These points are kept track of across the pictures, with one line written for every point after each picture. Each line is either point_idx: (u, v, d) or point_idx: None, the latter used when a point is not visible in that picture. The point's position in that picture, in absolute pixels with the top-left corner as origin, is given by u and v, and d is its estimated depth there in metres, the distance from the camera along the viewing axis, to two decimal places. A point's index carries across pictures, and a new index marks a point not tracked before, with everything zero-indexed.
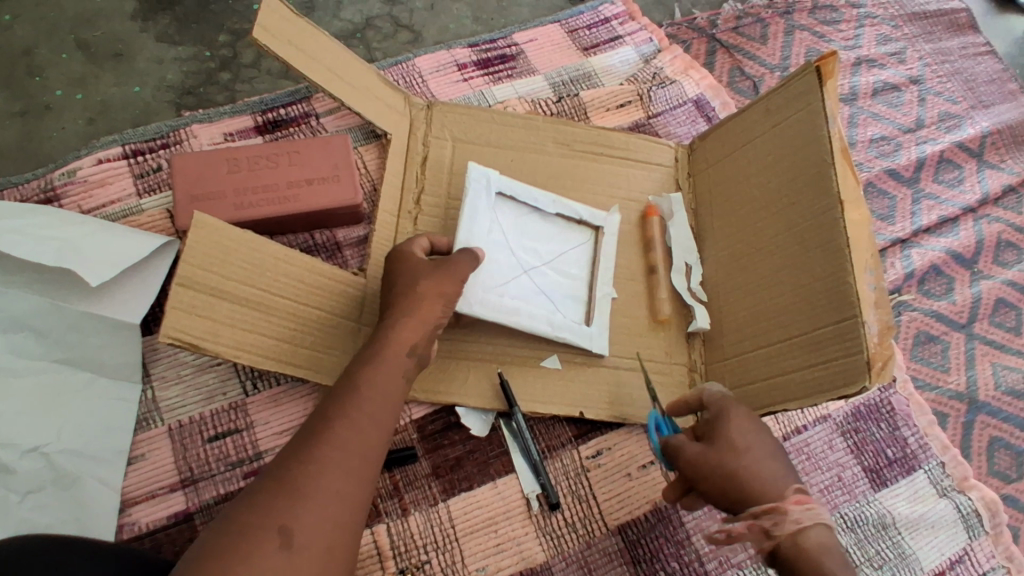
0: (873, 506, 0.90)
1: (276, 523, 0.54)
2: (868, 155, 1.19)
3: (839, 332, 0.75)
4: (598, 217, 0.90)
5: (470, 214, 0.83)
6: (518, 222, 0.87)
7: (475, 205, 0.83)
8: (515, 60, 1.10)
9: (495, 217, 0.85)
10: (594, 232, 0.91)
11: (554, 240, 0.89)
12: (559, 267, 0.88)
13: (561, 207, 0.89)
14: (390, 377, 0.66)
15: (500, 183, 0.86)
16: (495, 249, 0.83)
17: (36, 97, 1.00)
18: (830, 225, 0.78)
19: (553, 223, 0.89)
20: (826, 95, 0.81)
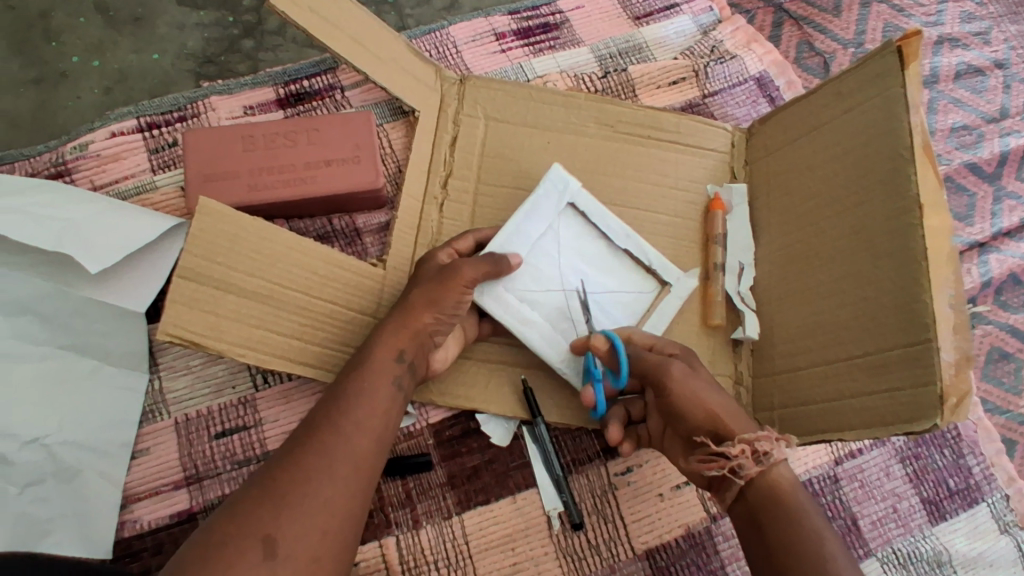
0: (930, 542, 0.81)
1: (253, 530, 0.50)
2: (946, 146, 1.06)
3: (907, 357, 0.65)
4: (670, 272, 0.82)
5: (531, 214, 0.78)
6: (578, 242, 0.81)
7: (539, 204, 0.79)
8: (558, 30, 1.00)
9: (555, 227, 0.80)
10: (660, 288, 0.82)
11: (613, 278, 0.81)
12: (607, 308, 0.80)
13: (632, 240, 0.81)
14: (377, 376, 0.62)
15: (574, 196, 0.80)
16: (538, 259, 0.78)
17: (51, 64, 0.98)
18: (903, 232, 0.68)
19: (619, 258, 0.82)
20: (908, 81, 0.70)
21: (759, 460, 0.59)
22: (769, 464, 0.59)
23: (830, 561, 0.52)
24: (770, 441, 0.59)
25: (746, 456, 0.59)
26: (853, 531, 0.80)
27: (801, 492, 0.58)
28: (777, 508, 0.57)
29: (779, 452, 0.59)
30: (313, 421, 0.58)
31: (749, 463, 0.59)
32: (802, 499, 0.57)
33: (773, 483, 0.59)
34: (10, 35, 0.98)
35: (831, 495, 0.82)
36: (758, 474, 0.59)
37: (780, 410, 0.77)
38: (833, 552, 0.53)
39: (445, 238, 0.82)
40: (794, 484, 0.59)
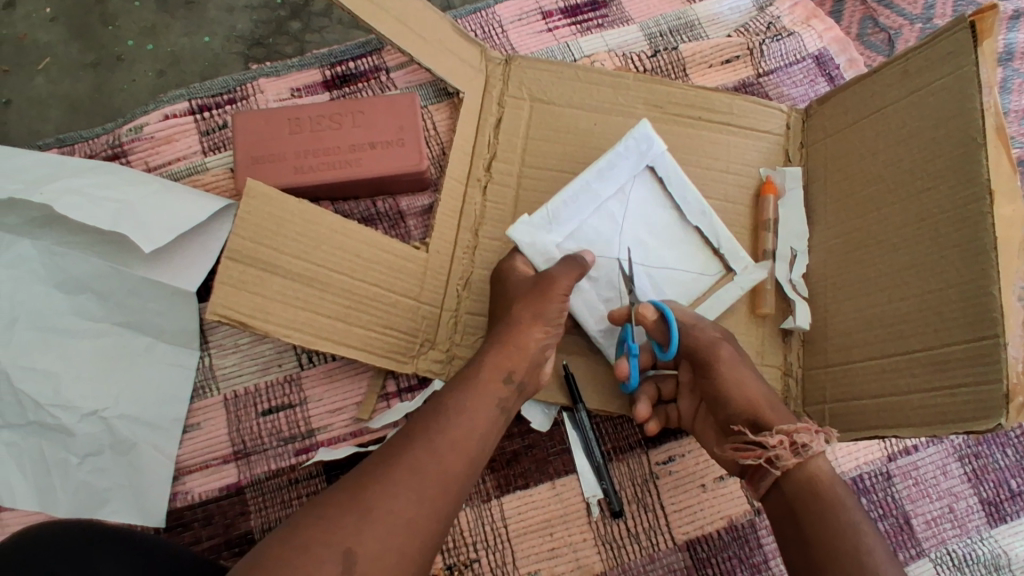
0: (987, 544, 0.78)
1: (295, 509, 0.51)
2: (1021, 129, 1.00)
3: (971, 353, 0.62)
4: (740, 261, 0.79)
5: (607, 171, 0.77)
6: (644, 206, 0.79)
7: (617, 162, 0.77)
8: (607, 7, 0.98)
9: (623, 185, 0.78)
10: (723, 273, 0.79)
11: (672, 249, 0.79)
12: (658, 283, 0.78)
13: (705, 219, 0.79)
14: None
15: (655, 160, 0.78)
16: (603, 216, 0.77)
17: (108, 47, 1.01)
18: (972, 221, 0.64)
19: (683, 230, 0.79)
20: (982, 59, 0.66)
21: (798, 451, 0.58)
22: (807, 456, 0.58)
23: (868, 556, 0.51)
24: (809, 432, 0.58)
25: (783, 447, 0.58)
26: (905, 530, 0.78)
27: (839, 486, 0.57)
28: (814, 501, 0.56)
29: (818, 444, 0.58)
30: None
31: (786, 454, 0.58)
32: (840, 493, 0.56)
33: (811, 477, 0.58)
34: (69, 19, 1.01)
35: (882, 492, 0.79)
36: (794, 466, 0.58)
37: (831, 403, 0.75)
38: (871, 547, 0.52)
39: (488, 221, 0.82)
40: (832, 479, 0.57)
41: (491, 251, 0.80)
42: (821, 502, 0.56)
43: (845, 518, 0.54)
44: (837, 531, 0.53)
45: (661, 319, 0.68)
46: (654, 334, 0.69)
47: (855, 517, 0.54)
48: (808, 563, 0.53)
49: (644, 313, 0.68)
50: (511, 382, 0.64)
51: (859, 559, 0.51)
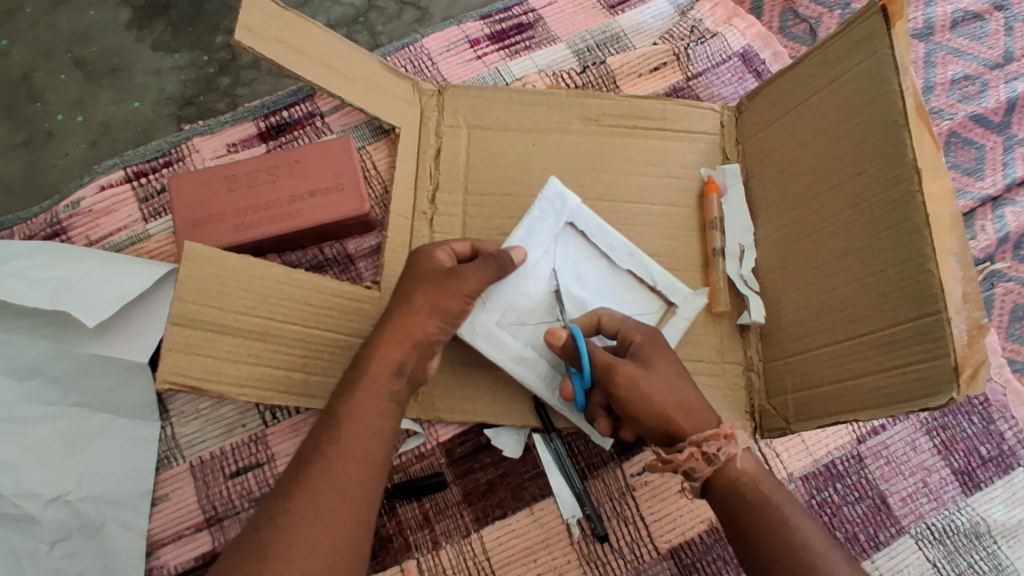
0: (965, 514, 0.79)
1: None
2: (949, 100, 1.04)
3: (917, 330, 0.62)
4: (678, 293, 0.79)
5: (529, 235, 0.76)
6: (575, 258, 0.78)
7: (536, 225, 0.76)
8: (532, 29, 0.99)
9: (552, 246, 0.77)
10: (663, 308, 0.79)
11: (612, 294, 0.78)
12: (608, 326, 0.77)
13: (637, 260, 0.79)
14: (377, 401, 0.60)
15: (573, 215, 0.78)
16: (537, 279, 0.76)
17: (38, 124, 1.00)
18: (903, 200, 0.65)
19: (619, 277, 0.79)
20: (895, 41, 0.68)
21: (710, 461, 0.59)
22: (721, 462, 0.59)
23: (808, 548, 0.54)
24: (717, 441, 0.58)
25: (695, 459, 0.59)
26: (883, 510, 0.78)
27: (765, 483, 0.59)
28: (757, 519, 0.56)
29: (728, 448, 0.58)
30: (320, 456, 0.56)
31: (699, 465, 0.59)
32: (766, 490, 0.58)
33: (732, 481, 0.59)
34: None
35: (856, 475, 0.80)
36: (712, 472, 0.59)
37: (793, 394, 0.75)
38: (808, 538, 0.54)
39: None
40: (755, 473, 0.59)
41: None
42: (751, 507, 0.57)
43: (779, 516, 0.56)
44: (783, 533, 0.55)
45: (570, 335, 0.65)
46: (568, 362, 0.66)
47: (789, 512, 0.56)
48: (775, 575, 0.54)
49: (552, 335, 0.65)
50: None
51: (806, 556, 0.53)
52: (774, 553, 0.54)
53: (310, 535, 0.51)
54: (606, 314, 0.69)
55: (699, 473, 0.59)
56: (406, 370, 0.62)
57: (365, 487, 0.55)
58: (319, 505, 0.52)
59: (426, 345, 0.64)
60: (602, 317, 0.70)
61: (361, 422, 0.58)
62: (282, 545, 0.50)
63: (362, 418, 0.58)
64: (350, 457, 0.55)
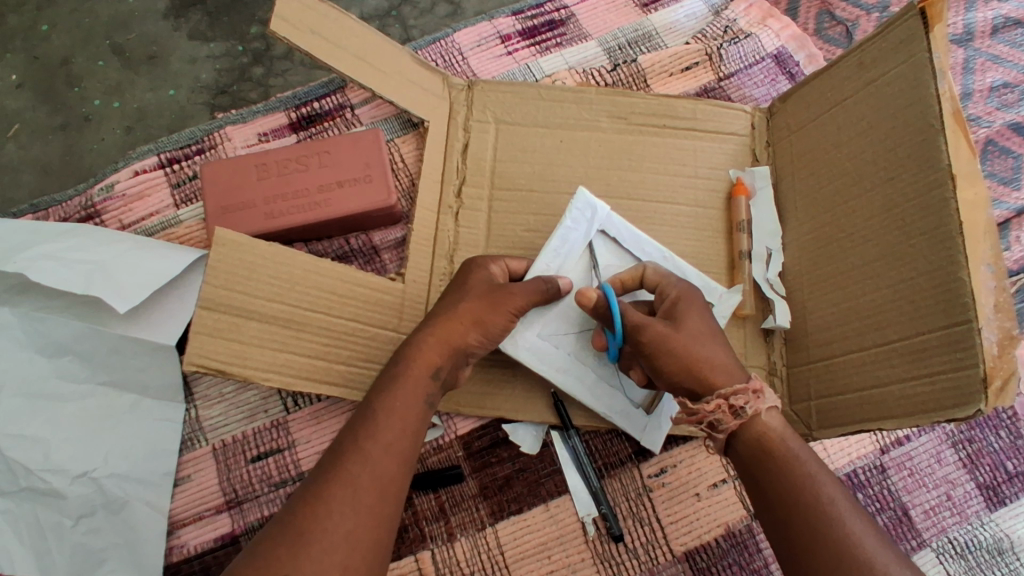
0: (989, 529, 0.77)
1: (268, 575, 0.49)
2: (987, 108, 1.01)
3: (946, 339, 0.61)
4: (713, 291, 0.79)
5: (559, 245, 0.75)
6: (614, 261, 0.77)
7: (569, 235, 0.76)
8: (564, 26, 0.99)
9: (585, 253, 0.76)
10: None
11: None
12: None
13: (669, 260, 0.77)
14: (399, 390, 0.60)
15: (603, 221, 0.77)
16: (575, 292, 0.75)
17: (76, 109, 1.02)
18: (936, 208, 0.64)
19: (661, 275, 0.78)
20: (934, 44, 0.66)
21: (737, 414, 0.58)
22: (748, 416, 0.57)
23: (831, 505, 0.51)
24: (745, 394, 0.57)
25: (722, 411, 0.58)
26: (904, 522, 0.77)
27: (790, 441, 0.56)
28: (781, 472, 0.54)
29: (757, 403, 0.57)
30: (343, 445, 0.56)
31: (726, 418, 0.58)
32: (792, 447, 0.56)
33: (758, 435, 0.57)
34: (35, 85, 1.03)
35: (878, 485, 0.78)
36: (738, 427, 0.58)
37: (817, 399, 0.74)
38: (832, 496, 0.51)
39: (462, 246, 0.82)
40: (781, 435, 0.57)
41: None
42: (772, 463, 0.55)
43: (801, 472, 0.53)
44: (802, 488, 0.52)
45: (602, 295, 0.64)
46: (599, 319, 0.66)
47: (812, 469, 0.54)
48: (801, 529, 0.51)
49: (584, 294, 0.65)
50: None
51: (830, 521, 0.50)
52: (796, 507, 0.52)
53: (333, 520, 0.51)
54: (651, 268, 0.70)
55: (725, 426, 0.58)
56: (430, 364, 0.63)
57: (387, 476, 0.55)
58: (343, 492, 0.53)
59: (450, 338, 0.64)
60: (647, 272, 0.70)
61: (385, 412, 0.59)
62: (305, 530, 0.50)
63: (386, 410, 0.59)
64: (372, 446, 0.56)
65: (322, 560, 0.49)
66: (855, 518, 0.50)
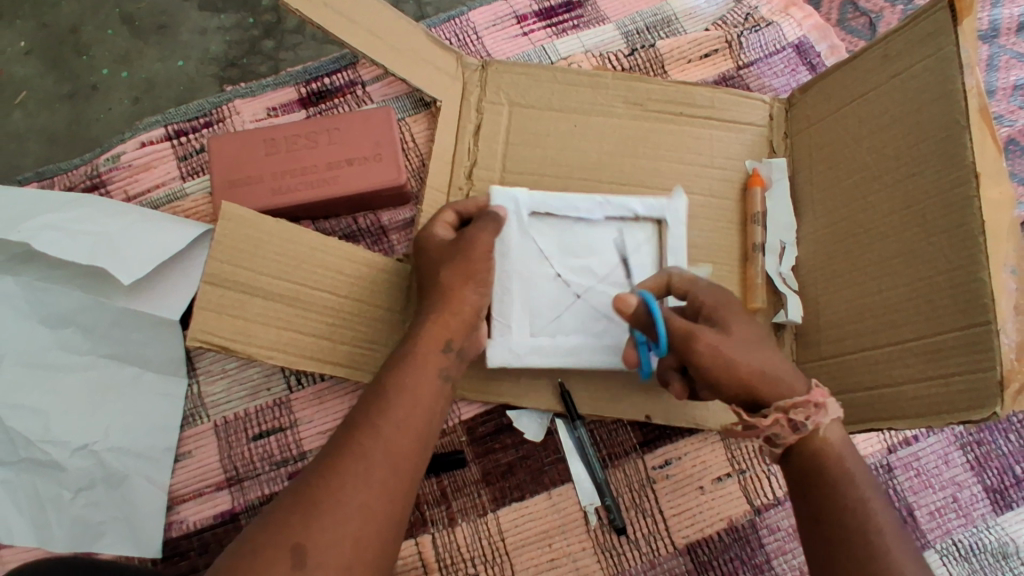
0: (994, 533, 0.76)
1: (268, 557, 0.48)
2: (1010, 106, 0.99)
3: (963, 340, 0.60)
4: (659, 207, 0.75)
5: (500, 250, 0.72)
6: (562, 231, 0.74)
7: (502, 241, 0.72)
8: (582, 8, 0.97)
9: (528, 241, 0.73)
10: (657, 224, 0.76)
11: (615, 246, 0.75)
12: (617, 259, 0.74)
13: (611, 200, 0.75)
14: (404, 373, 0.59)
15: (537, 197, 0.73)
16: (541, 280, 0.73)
17: (83, 77, 1.01)
18: (958, 206, 0.63)
19: (613, 224, 0.75)
20: (962, 39, 0.64)
21: (797, 428, 0.57)
22: (807, 431, 0.56)
23: (877, 531, 0.51)
24: (807, 408, 0.56)
25: (781, 425, 0.57)
26: (909, 523, 0.76)
27: (846, 458, 0.56)
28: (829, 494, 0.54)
29: (818, 418, 0.56)
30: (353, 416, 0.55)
31: (784, 432, 0.57)
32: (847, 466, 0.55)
33: (816, 451, 0.56)
34: (42, 51, 1.01)
35: (884, 485, 0.77)
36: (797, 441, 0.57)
37: None
38: (879, 523, 0.52)
39: None
40: (840, 449, 0.56)
41: None
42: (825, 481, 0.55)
43: (852, 492, 0.53)
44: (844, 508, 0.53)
45: (641, 302, 0.62)
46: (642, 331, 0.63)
47: (865, 493, 0.54)
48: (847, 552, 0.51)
49: (623, 301, 0.62)
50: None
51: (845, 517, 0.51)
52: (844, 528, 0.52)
53: (347, 490, 0.51)
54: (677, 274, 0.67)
55: (782, 440, 0.57)
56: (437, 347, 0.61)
57: (399, 449, 0.55)
58: (357, 463, 0.52)
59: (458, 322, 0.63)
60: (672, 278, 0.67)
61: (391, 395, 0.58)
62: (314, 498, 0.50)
63: (400, 383, 0.58)
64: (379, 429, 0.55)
65: (324, 543, 0.48)
66: (903, 548, 0.51)
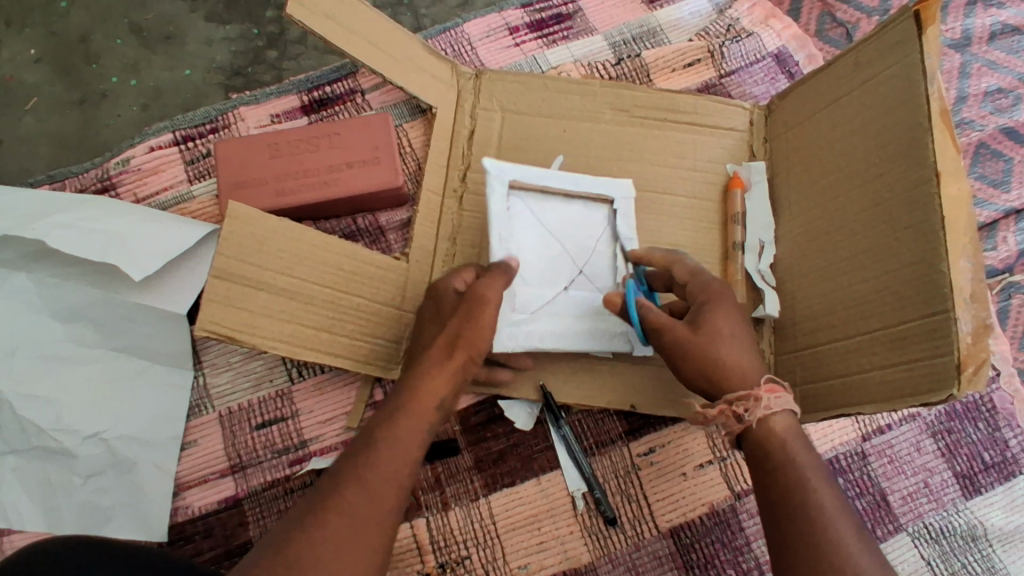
0: (964, 516, 0.80)
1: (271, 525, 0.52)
2: (981, 112, 1.04)
3: (924, 327, 0.64)
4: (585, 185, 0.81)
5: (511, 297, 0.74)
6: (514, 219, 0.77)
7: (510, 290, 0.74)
8: (571, 19, 1.01)
9: (512, 251, 0.75)
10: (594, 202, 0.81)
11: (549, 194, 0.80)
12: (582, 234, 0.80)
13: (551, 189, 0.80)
14: None
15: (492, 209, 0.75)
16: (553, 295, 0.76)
17: (94, 86, 1.05)
18: (921, 202, 0.67)
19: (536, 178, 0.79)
20: (926, 48, 0.69)
21: (740, 418, 0.59)
22: (750, 422, 0.59)
23: (820, 510, 0.53)
24: (747, 400, 0.59)
25: (725, 416, 0.60)
26: (882, 507, 0.80)
27: (792, 444, 0.58)
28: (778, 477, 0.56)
29: (758, 409, 0.58)
30: None
31: (730, 422, 0.60)
32: (792, 452, 0.57)
33: (761, 439, 0.58)
34: (54, 60, 1.06)
35: (858, 471, 0.81)
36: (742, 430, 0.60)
37: (801, 385, 0.77)
38: (822, 502, 0.53)
39: (464, 229, 0.84)
40: (784, 435, 0.58)
41: (469, 258, 0.84)
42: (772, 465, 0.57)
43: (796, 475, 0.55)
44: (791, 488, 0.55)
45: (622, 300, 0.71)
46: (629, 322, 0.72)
47: (809, 474, 0.55)
48: (795, 532, 0.52)
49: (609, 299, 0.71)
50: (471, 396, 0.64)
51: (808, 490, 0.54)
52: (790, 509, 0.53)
53: None
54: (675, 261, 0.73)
55: (729, 430, 0.60)
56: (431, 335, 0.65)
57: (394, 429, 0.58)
58: None
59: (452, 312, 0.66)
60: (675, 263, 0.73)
61: None
62: None
63: None
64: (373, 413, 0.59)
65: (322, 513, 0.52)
66: (846, 527, 0.52)
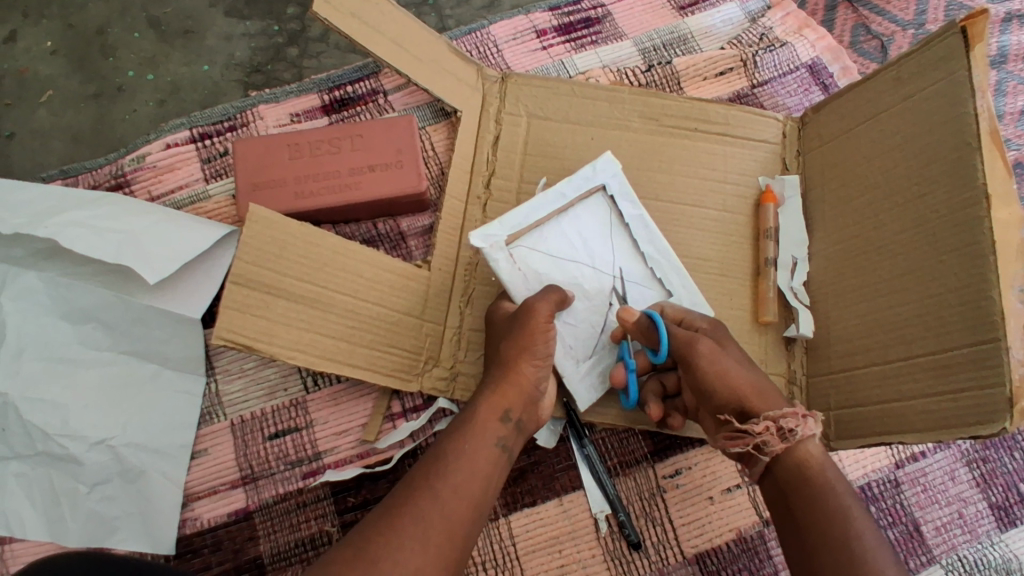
0: (999, 550, 0.77)
1: None
2: (1017, 130, 1.01)
3: (974, 356, 0.61)
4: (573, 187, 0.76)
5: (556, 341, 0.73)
6: (523, 254, 0.74)
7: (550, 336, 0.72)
8: (600, 24, 0.99)
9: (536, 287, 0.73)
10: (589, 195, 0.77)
11: (578, 239, 0.76)
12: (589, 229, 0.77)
13: (552, 200, 0.76)
14: None
15: (509, 281, 0.72)
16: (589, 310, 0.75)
17: (109, 78, 1.03)
18: (969, 226, 0.64)
19: (558, 225, 0.76)
20: (973, 64, 0.66)
21: (785, 437, 0.56)
22: (795, 441, 0.56)
23: (858, 539, 0.50)
24: (795, 418, 0.56)
25: (770, 433, 0.57)
26: (915, 537, 0.77)
27: (829, 470, 0.55)
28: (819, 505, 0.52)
29: (805, 429, 0.56)
30: None
31: (772, 440, 0.57)
32: (830, 477, 0.54)
33: (800, 462, 0.56)
34: (69, 52, 1.03)
35: (891, 499, 0.78)
36: (783, 451, 0.57)
37: (836, 411, 0.74)
38: (860, 531, 0.50)
39: None
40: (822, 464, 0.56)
41: None
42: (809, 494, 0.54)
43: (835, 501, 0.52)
44: (829, 514, 0.52)
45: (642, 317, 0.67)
46: (640, 339, 0.68)
47: (847, 500, 0.52)
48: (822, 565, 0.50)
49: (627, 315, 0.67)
50: (504, 417, 0.62)
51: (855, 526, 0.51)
52: (826, 539, 0.50)
53: None
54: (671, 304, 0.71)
55: (770, 449, 0.57)
56: None
57: None
58: None
59: None
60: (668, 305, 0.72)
61: None
62: None
63: None
64: None
65: None
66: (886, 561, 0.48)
